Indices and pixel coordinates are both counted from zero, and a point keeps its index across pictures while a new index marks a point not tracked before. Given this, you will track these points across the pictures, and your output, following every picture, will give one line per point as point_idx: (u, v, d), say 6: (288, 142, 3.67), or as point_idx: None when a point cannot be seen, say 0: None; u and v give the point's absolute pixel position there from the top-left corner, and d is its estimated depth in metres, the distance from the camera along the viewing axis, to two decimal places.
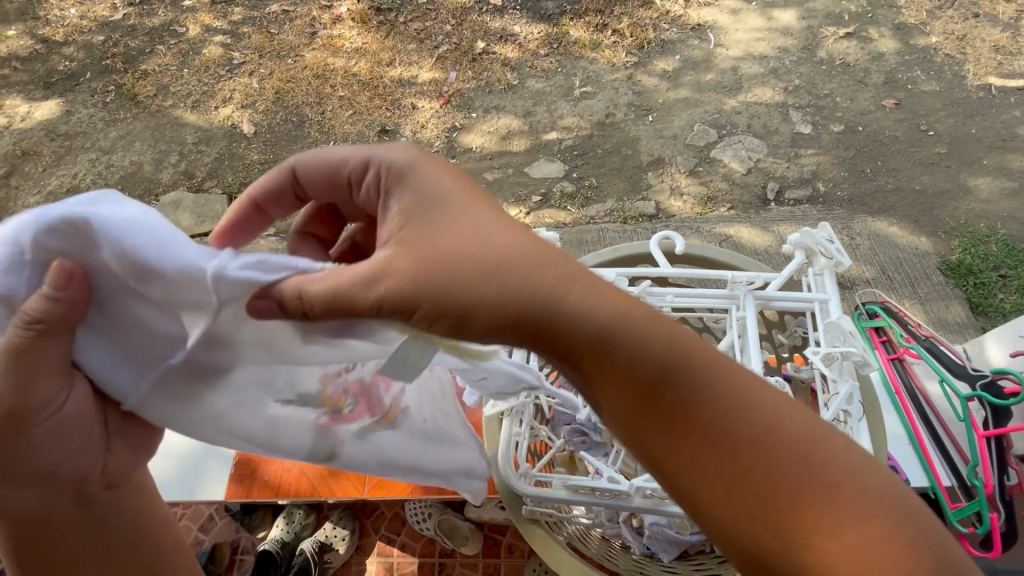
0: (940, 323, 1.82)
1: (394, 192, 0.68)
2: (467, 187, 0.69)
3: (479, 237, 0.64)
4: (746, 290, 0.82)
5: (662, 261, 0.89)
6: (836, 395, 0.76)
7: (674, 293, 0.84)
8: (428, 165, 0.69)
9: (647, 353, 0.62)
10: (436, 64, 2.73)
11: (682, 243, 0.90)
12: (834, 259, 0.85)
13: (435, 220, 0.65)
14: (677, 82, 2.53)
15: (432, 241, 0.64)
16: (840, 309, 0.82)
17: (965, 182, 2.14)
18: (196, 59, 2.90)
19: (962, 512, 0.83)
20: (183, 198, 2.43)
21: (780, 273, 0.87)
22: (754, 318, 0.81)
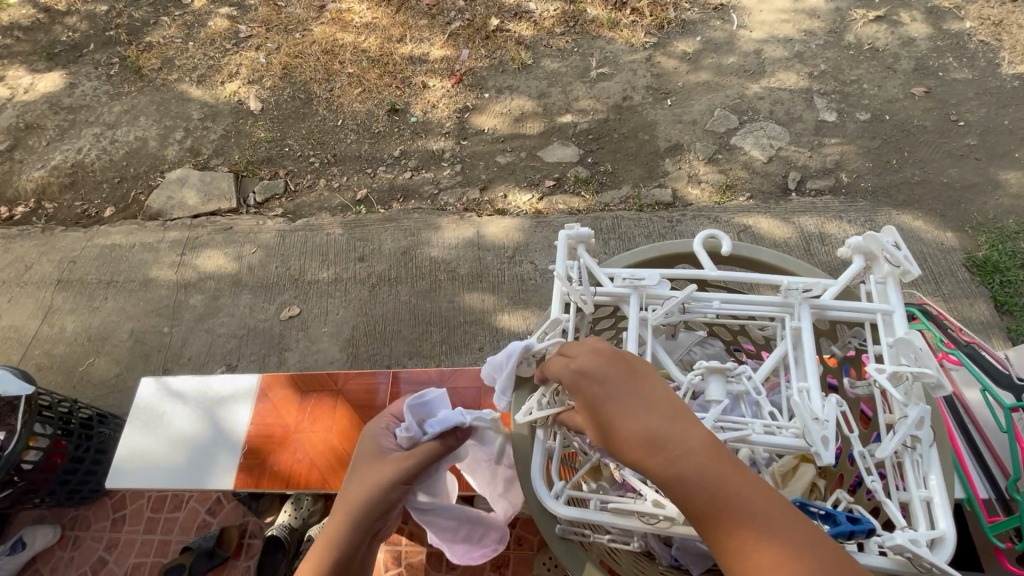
0: (963, 322, 1.77)
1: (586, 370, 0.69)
2: (643, 372, 0.68)
3: (615, 423, 0.64)
4: (802, 299, 0.77)
5: (707, 264, 0.84)
6: (904, 419, 0.65)
7: (721, 299, 0.79)
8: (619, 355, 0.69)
9: (687, 486, 0.59)
10: (448, 41, 2.64)
11: (729, 243, 0.85)
12: (900, 269, 0.78)
13: (607, 390, 0.67)
14: (697, 65, 2.44)
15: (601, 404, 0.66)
16: (905, 324, 0.75)
17: (995, 176, 2.06)
18: (201, 32, 2.82)
19: (1001, 528, 0.78)
20: (189, 175, 2.38)
21: (837, 280, 0.81)
22: (812, 330, 0.75)
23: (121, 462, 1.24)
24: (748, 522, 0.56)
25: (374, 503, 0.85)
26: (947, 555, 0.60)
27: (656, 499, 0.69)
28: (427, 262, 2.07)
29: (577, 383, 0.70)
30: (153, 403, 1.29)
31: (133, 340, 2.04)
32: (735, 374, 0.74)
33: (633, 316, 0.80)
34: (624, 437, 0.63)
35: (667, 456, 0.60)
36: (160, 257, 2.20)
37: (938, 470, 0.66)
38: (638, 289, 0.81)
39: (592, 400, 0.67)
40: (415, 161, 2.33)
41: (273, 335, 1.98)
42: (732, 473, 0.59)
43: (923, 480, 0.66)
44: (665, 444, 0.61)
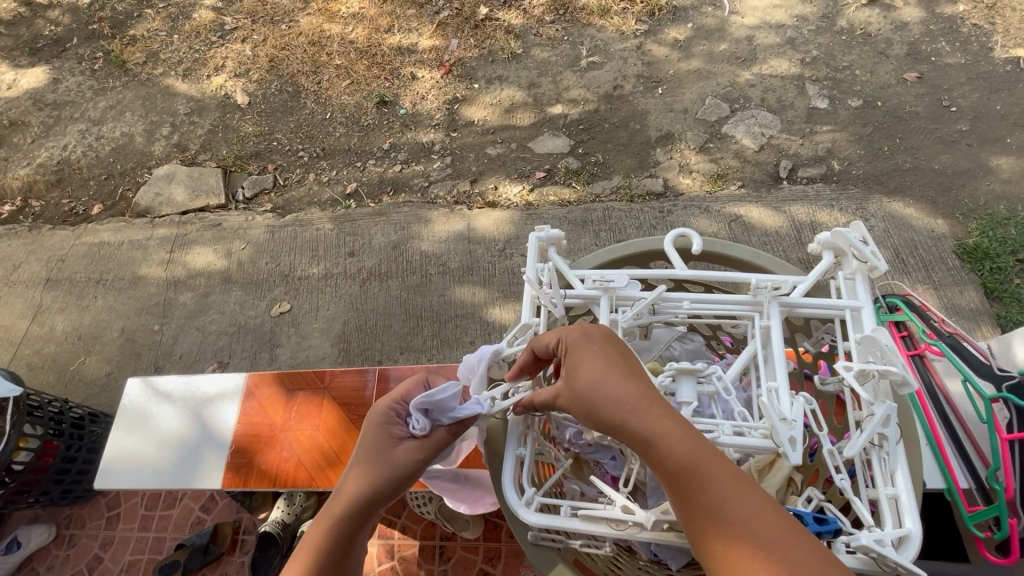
0: (953, 310, 1.77)
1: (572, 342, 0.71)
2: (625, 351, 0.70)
3: (603, 385, 0.65)
4: (770, 298, 0.77)
5: (678, 262, 0.84)
6: (871, 417, 0.65)
7: (690, 299, 0.79)
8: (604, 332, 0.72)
9: (665, 448, 0.60)
10: (437, 31, 2.61)
11: (700, 241, 0.85)
12: (868, 265, 0.77)
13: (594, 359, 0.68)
14: (688, 53, 2.42)
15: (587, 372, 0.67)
16: (873, 319, 0.75)
17: (987, 162, 2.05)
18: (186, 24, 2.78)
19: (979, 517, 0.79)
20: (176, 171, 2.36)
21: (806, 277, 0.80)
22: (780, 330, 0.75)
23: (108, 463, 1.24)
24: (717, 487, 0.58)
25: (383, 496, 0.75)
26: (912, 554, 0.61)
27: (625, 505, 0.69)
28: (417, 256, 2.06)
29: (573, 344, 0.70)
30: (140, 403, 1.28)
31: (123, 338, 2.04)
32: (706, 374, 0.74)
33: (602, 319, 0.79)
34: (612, 398, 0.64)
35: (649, 419, 0.62)
36: (150, 255, 2.19)
37: (905, 467, 0.66)
38: (607, 291, 0.81)
39: (591, 359, 0.68)
40: (404, 154, 2.31)
41: (264, 332, 1.98)
42: (705, 445, 0.61)
43: (890, 478, 0.66)
44: (647, 410, 0.63)
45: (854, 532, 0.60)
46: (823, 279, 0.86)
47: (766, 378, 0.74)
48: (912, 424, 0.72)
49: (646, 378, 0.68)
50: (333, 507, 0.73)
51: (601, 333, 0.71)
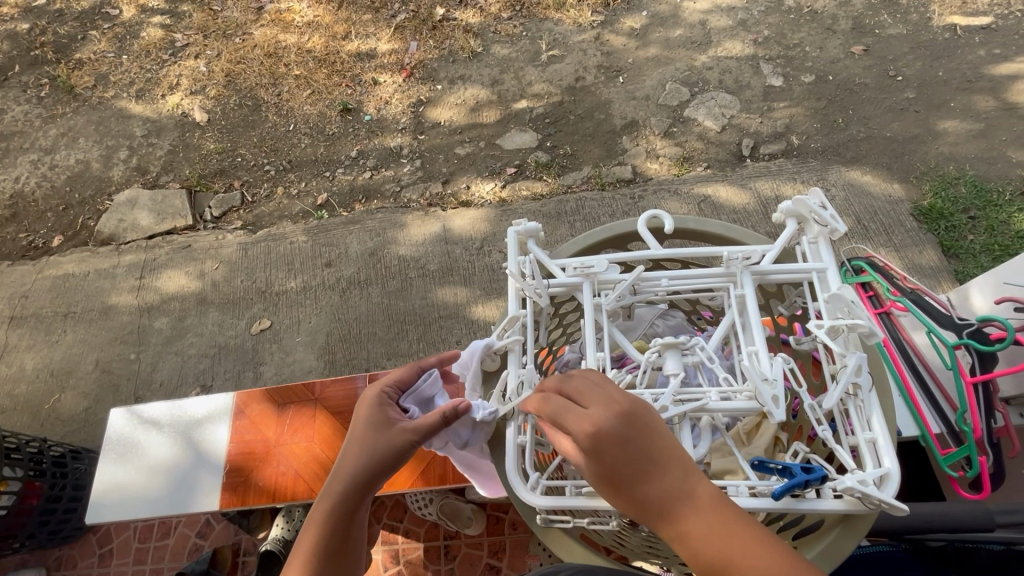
0: (914, 269, 1.86)
1: (599, 441, 0.65)
2: (657, 431, 0.66)
3: (636, 489, 0.64)
4: (744, 268, 0.79)
5: (653, 242, 0.85)
6: (844, 369, 0.69)
7: (669, 277, 0.82)
8: (632, 413, 0.66)
9: (698, 545, 0.62)
10: (395, 35, 2.59)
11: (672, 221, 0.87)
12: (830, 228, 0.81)
13: (626, 459, 0.64)
14: (645, 40, 2.46)
15: (618, 473, 0.65)
16: (839, 278, 0.78)
17: (935, 126, 2.15)
18: (135, 44, 2.70)
19: (952, 458, 0.83)
20: (139, 196, 2.30)
21: (774, 244, 0.83)
22: (756, 297, 0.78)
23: (98, 496, 1.21)
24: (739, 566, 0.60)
25: (376, 475, 0.79)
26: (893, 491, 0.64)
27: None
28: (396, 261, 2.05)
29: (601, 442, 0.65)
30: (126, 433, 1.25)
31: (99, 371, 1.98)
32: (690, 346, 0.77)
33: (585, 304, 0.81)
34: (639, 502, 0.65)
35: (677, 519, 0.63)
36: (119, 283, 2.12)
37: (880, 413, 0.70)
38: (589, 276, 0.82)
39: (610, 467, 0.65)
40: (373, 160, 2.30)
41: (245, 351, 1.95)
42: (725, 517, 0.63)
43: (868, 423, 0.70)
44: (675, 506, 0.64)
45: (840, 475, 0.63)
46: (790, 244, 0.89)
47: (745, 344, 0.78)
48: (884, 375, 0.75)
49: (671, 460, 0.65)
50: (327, 493, 0.78)
51: (616, 426, 0.65)
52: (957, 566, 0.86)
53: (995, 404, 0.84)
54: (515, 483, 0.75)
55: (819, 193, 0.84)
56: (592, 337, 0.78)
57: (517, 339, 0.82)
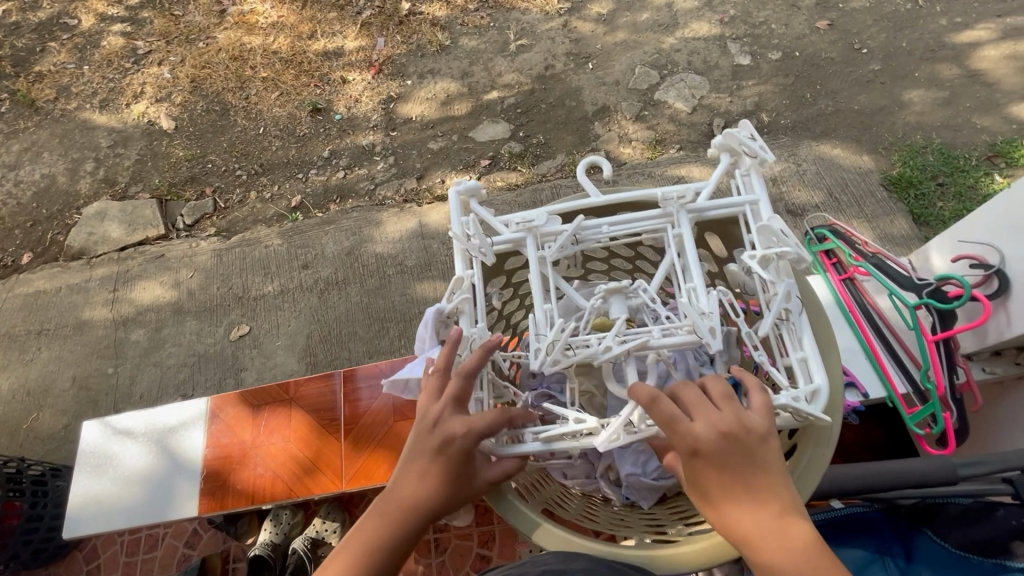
0: (886, 238, 1.88)
1: (700, 452, 0.64)
2: (756, 449, 0.65)
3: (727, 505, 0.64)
4: (678, 207, 0.80)
5: (592, 189, 0.86)
6: (775, 296, 0.73)
7: (609, 224, 0.82)
8: (739, 431, 0.65)
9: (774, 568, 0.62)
10: (362, 31, 2.57)
11: (609, 166, 0.87)
12: (759, 158, 0.82)
13: (724, 472, 0.64)
14: (613, 25, 2.46)
15: (713, 484, 0.64)
16: (769, 208, 0.80)
17: (900, 96, 2.18)
18: (96, 53, 2.64)
19: (918, 417, 0.86)
20: (108, 207, 2.26)
21: (708, 182, 0.84)
22: (693, 236, 0.79)
23: (76, 510, 1.19)
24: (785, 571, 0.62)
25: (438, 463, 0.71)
26: (824, 402, 0.68)
27: (577, 416, 0.72)
28: (373, 259, 2.04)
29: (701, 454, 0.64)
30: (100, 446, 1.23)
31: (76, 388, 1.94)
32: (632, 290, 0.80)
33: (530, 259, 0.82)
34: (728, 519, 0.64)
35: (760, 542, 0.63)
36: (92, 297, 2.09)
37: (810, 332, 0.74)
38: (530, 231, 0.83)
39: (703, 485, 0.65)
40: (346, 159, 2.28)
41: (226, 358, 1.93)
42: (789, 531, 0.63)
43: (800, 342, 0.74)
44: (759, 527, 0.63)
45: (775, 395, 0.69)
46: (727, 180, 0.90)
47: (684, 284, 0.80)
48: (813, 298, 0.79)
49: (758, 480, 0.64)
50: (385, 504, 0.72)
51: (719, 446, 0.64)
52: (930, 522, 0.88)
53: (957, 360, 0.86)
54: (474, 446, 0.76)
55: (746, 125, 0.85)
56: (537, 287, 0.78)
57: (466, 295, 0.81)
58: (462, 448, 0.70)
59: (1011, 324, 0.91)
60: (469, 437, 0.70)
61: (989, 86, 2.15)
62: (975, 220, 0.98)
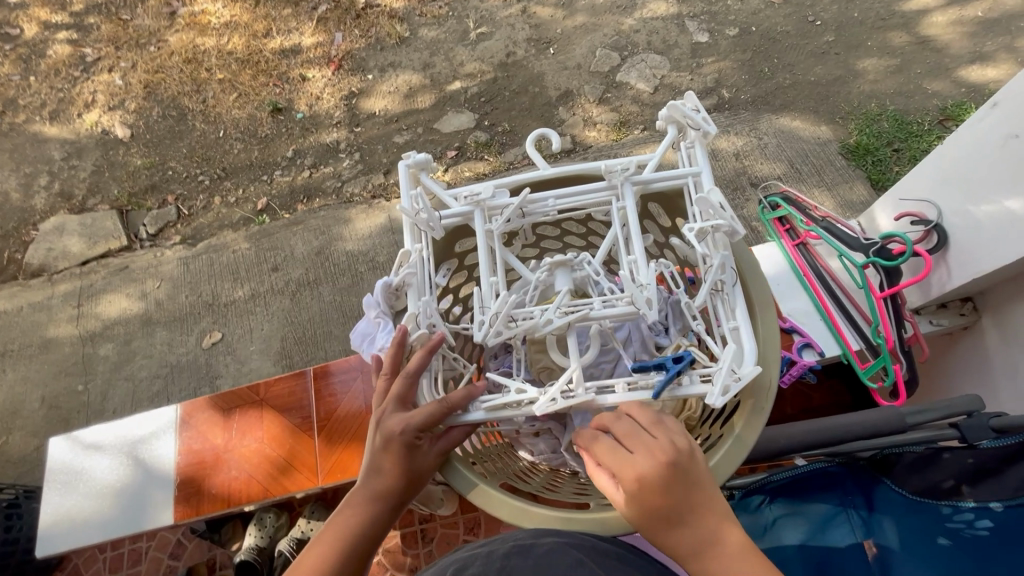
0: (846, 205, 1.93)
1: (640, 481, 0.64)
2: (694, 470, 0.65)
3: (671, 527, 0.64)
4: (623, 179, 0.82)
5: (540, 160, 0.87)
6: (710, 269, 0.75)
7: (555, 196, 0.83)
8: (675, 457, 0.65)
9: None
10: (319, 27, 2.52)
11: (559, 138, 0.87)
12: (701, 129, 0.84)
13: (666, 497, 0.64)
14: (572, 9, 2.45)
15: (656, 510, 0.64)
16: (711, 180, 0.81)
17: (855, 66, 2.22)
18: (42, 63, 2.55)
19: (872, 370, 0.92)
20: (66, 221, 2.19)
21: (654, 155, 0.86)
22: (634, 208, 0.81)
23: (47, 529, 1.17)
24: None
25: (386, 462, 0.73)
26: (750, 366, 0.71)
27: (518, 387, 0.75)
28: (344, 257, 2.02)
29: (639, 483, 0.64)
30: (68, 461, 1.21)
31: (46, 408, 1.90)
32: (579, 263, 0.83)
33: (478, 233, 0.83)
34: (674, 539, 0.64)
35: (706, 555, 0.63)
36: (56, 314, 2.03)
37: (743, 303, 0.77)
38: (478, 205, 0.83)
39: (644, 514, 0.64)
40: (310, 158, 2.24)
41: (199, 367, 1.90)
42: (729, 536, 0.64)
43: (733, 313, 0.77)
44: (704, 541, 0.63)
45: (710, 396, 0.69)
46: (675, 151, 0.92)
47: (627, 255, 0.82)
48: (755, 272, 0.80)
49: (699, 494, 0.64)
50: (343, 513, 0.73)
51: (660, 469, 0.64)
52: (887, 471, 0.91)
53: (903, 314, 0.93)
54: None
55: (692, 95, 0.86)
56: (484, 262, 0.80)
57: (415, 276, 0.81)
58: (404, 442, 0.73)
59: (951, 276, 0.97)
60: (409, 432, 0.73)
61: (938, 51, 2.20)
62: (914, 178, 1.02)
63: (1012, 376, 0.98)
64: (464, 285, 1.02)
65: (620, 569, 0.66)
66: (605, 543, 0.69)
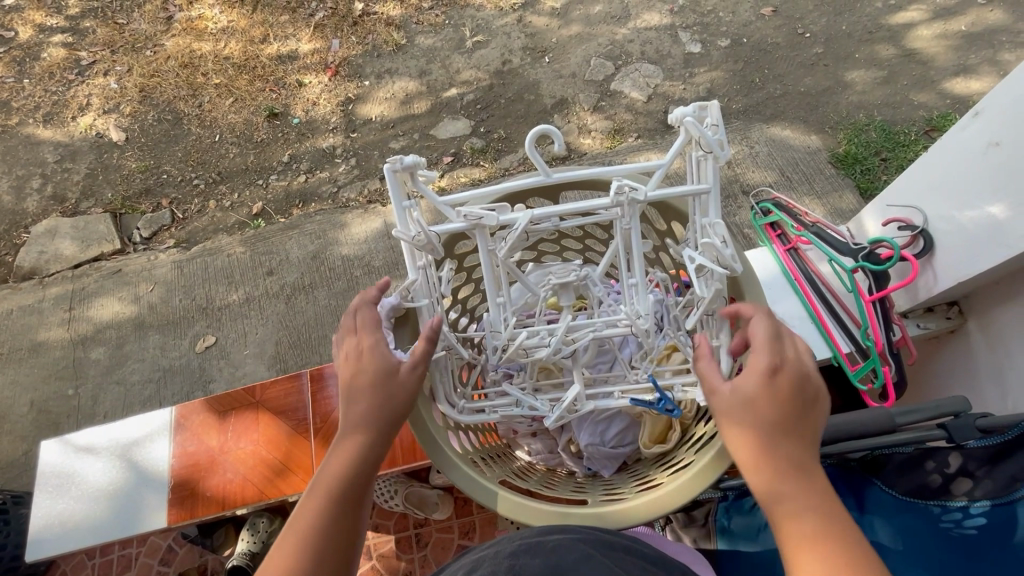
0: (836, 213, 1.96)
1: (760, 364, 0.70)
2: (810, 392, 0.70)
3: (764, 416, 0.67)
4: (634, 208, 0.78)
5: (541, 166, 0.83)
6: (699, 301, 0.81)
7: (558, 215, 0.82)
8: (796, 366, 0.70)
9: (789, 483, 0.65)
10: (316, 34, 2.54)
11: (562, 146, 0.81)
12: (715, 154, 0.78)
13: (775, 388, 0.69)
14: (567, 19, 2.49)
15: (760, 391, 0.69)
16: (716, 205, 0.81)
17: (843, 77, 2.27)
18: (36, 66, 2.54)
19: (863, 372, 0.95)
20: (59, 224, 2.17)
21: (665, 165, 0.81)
22: (639, 233, 0.79)
23: (36, 534, 1.16)
24: (806, 543, 0.61)
25: (353, 411, 0.76)
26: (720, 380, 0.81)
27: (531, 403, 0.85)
28: (339, 261, 2.02)
29: (760, 366, 0.70)
30: (61, 464, 1.20)
31: (35, 412, 1.88)
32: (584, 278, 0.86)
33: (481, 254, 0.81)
34: (759, 428, 0.67)
35: (786, 460, 0.66)
36: (47, 318, 2.02)
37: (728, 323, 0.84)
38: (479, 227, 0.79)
39: (747, 393, 0.69)
40: (307, 163, 2.25)
41: (192, 371, 1.89)
42: (813, 468, 0.66)
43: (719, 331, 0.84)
44: (786, 446, 0.66)
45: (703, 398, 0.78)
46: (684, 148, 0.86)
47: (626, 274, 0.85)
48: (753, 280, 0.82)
49: (803, 417, 0.68)
50: (322, 482, 0.72)
51: (784, 371, 0.69)
52: (877, 472, 0.94)
53: (891, 318, 0.96)
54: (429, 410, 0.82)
55: (713, 108, 0.78)
56: (490, 287, 0.82)
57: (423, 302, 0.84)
58: (365, 383, 0.77)
59: (937, 279, 1.00)
60: (365, 374, 0.77)
61: (924, 64, 2.26)
62: (900, 187, 1.06)
63: (997, 379, 1.00)
64: (462, 287, 1.04)
65: (629, 561, 0.67)
66: (610, 534, 0.71)
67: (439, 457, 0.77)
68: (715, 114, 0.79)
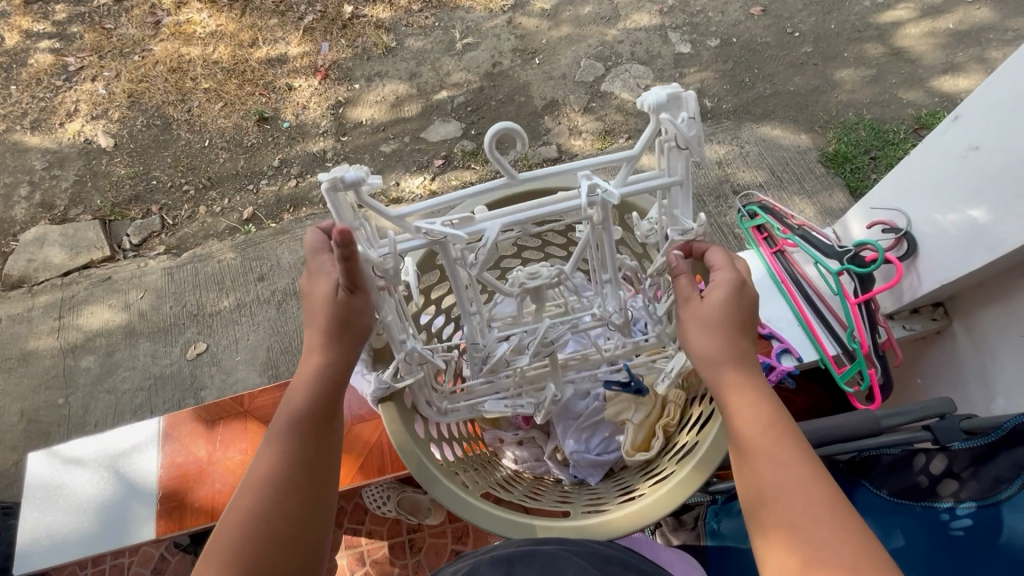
0: (826, 212, 1.97)
1: (727, 287, 0.78)
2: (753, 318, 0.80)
3: (728, 336, 0.76)
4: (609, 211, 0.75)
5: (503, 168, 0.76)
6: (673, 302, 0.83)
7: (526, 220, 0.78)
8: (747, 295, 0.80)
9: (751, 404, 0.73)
10: (305, 37, 2.53)
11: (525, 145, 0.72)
12: (692, 150, 0.73)
13: (735, 309, 0.78)
14: (557, 20, 2.49)
15: (726, 311, 0.77)
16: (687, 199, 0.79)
17: (832, 76, 2.27)
18: (23, 72, 2.52)
19: (849, 374, 0.95)
20: (48, 232, 2.16)
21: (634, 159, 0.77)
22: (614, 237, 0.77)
23: (25, 547, 1.15)
24: (784, 501, 0.66)
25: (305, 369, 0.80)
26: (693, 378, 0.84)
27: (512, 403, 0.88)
28: None
29: (725, 286, 0.78)
30: (49, 476, 1.19)
31: (25, 422, 1.86)
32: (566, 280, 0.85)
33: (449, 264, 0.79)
34: (725, 343, 0.76)
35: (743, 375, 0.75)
36: (36, 326, 2.00)
37: None
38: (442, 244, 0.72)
39: (716, 311, 0.77)
40: (297, 167, 2.24)
41: (184, 378, 1.88)
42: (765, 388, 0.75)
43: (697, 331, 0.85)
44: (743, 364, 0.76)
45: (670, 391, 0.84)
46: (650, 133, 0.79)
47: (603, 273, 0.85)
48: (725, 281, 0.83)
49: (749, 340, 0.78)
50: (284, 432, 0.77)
51: (740, 296, 0.79)
52: (866, 474, 0.94)
53: (877, 320, 0.96)
54: (411, 428, 0.84)
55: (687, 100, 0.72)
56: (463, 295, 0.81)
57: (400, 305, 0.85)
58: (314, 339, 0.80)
59: (921, 280, 1.01)
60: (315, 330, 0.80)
61: (912, 62, 2.27)
62: (883, 190, 1.07)
63: (982, 379, 1.01)
64: (445, 294, 1.04)
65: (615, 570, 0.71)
66: (605, 547, 0.75)
67: (421, 472, 0.78)
68: (692, 107, 0.73)
